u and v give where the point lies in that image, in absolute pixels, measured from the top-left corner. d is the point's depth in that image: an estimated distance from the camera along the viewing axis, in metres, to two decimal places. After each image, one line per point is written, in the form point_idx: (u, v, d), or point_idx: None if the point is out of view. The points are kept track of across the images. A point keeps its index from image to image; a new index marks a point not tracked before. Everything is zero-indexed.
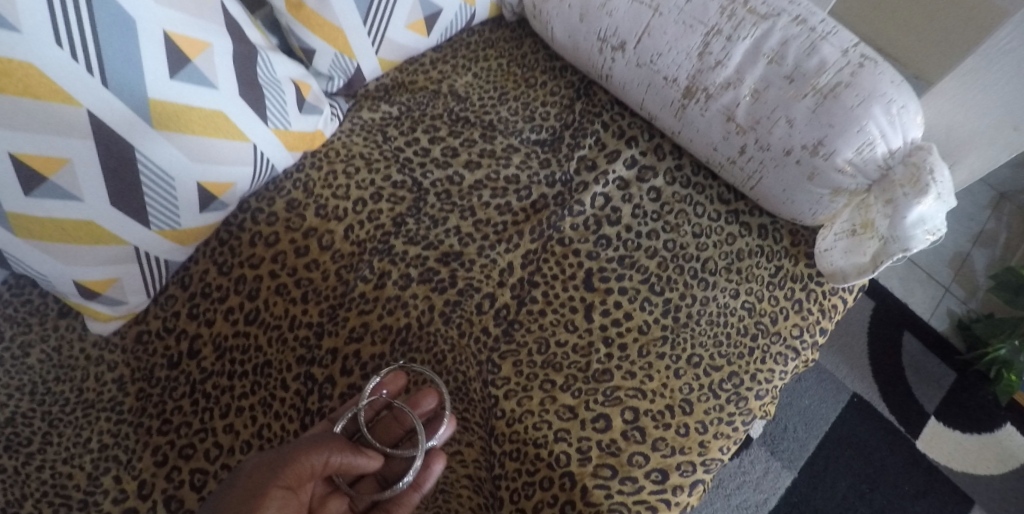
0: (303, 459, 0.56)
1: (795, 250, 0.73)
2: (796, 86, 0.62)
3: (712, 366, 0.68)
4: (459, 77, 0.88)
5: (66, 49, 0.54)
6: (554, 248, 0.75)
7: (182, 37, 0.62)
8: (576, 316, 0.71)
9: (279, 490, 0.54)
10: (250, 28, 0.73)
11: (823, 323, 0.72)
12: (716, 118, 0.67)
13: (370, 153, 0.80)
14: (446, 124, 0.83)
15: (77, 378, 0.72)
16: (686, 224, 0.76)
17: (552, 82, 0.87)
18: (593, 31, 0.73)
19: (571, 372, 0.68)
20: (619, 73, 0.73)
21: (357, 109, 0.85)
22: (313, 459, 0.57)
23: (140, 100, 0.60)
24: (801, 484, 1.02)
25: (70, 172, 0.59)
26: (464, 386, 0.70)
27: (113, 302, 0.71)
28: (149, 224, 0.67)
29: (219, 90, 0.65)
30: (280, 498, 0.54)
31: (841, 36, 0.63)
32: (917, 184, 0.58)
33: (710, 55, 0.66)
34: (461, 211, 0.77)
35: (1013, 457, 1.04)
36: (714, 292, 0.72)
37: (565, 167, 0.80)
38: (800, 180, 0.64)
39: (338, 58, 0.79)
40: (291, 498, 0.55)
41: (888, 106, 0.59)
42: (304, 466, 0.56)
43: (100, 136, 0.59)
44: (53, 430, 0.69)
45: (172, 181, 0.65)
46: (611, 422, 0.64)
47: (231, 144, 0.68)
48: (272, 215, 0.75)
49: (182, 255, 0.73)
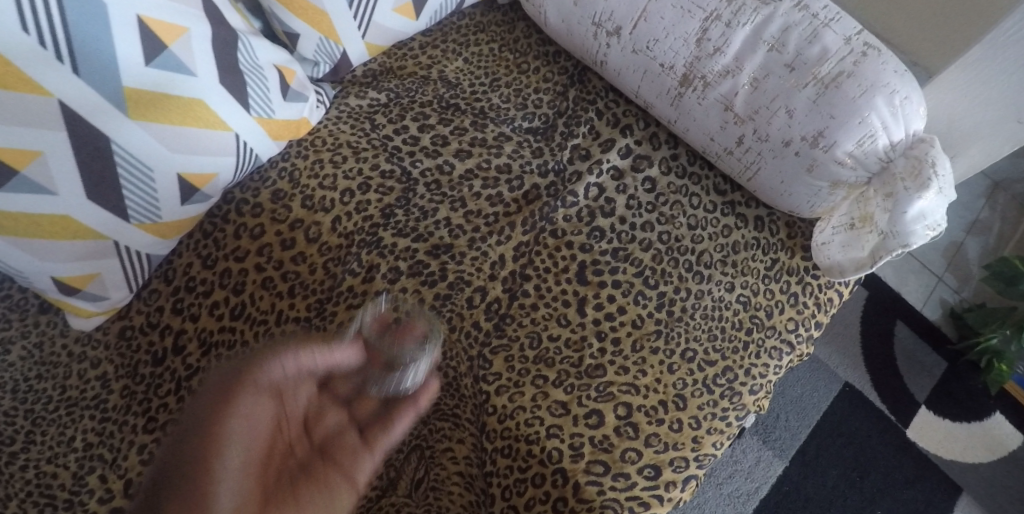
0: (278, 357, 0.52)
1: (791, 243, 0.72)
2: (797, 75, 0.60)
3: (706, 361, 0.68)
4: (450, 62, 0.85)
5: (33, 35, 0.52)
6: (547, 240, 0.73)
7: (157, 21, 0.59)
8: (569, 310, 0.70)
9: (246, 388, 0.50)
10: (230, 12, 0.70)
11: (818, 317, 0.71)
12: (714, 107, 0.65)
13: (358, 142, 0.77)
14: (436, 112, 0.81)
15: (59, 375, 0.71)
16: (681, 216, 0.74)
17: (545, 68, 0.85)
18: (588, 15, 0.71)
19: (564, 367, 0.67)
20: (615, 60, 0.71)
21: (344, 96, 0.82)
22: (279, 362, 0.52)
23: (115, 90, 0.57)
24: (792, 473, 1.02)
25: (43, 165, 0.57)
26: (455, 381, 0.69)
27: (94, 298, 0.69)
28: (129, 218, 0.64)
29: (198, 77, 0.62)
30: (250, 398, 0.50)
31: (845, 23, 0.60)
32: (918, 177, 0.56)
33: (709, 41, 0.63)
34: (451, 202, 0.75)
35: (1001, 445, 1.05)
36: (709, 286, 0.71)
37: (558, 157, 0.78)
38: (799, 173, 0.62)
39: (323, 43, 0.76)
40: (264, 400, 0.52)
41: (891, 97, 0.57)
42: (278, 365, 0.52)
43: (73, 127, 0.56)
44: (36, 429, 0.68)
45: (150, 172, 0.63)
46: (603, 418, 0.63)
47: (212, 134, 0.65)
48: (257, 206, 0.73)
49: (164, 248, 0.71)
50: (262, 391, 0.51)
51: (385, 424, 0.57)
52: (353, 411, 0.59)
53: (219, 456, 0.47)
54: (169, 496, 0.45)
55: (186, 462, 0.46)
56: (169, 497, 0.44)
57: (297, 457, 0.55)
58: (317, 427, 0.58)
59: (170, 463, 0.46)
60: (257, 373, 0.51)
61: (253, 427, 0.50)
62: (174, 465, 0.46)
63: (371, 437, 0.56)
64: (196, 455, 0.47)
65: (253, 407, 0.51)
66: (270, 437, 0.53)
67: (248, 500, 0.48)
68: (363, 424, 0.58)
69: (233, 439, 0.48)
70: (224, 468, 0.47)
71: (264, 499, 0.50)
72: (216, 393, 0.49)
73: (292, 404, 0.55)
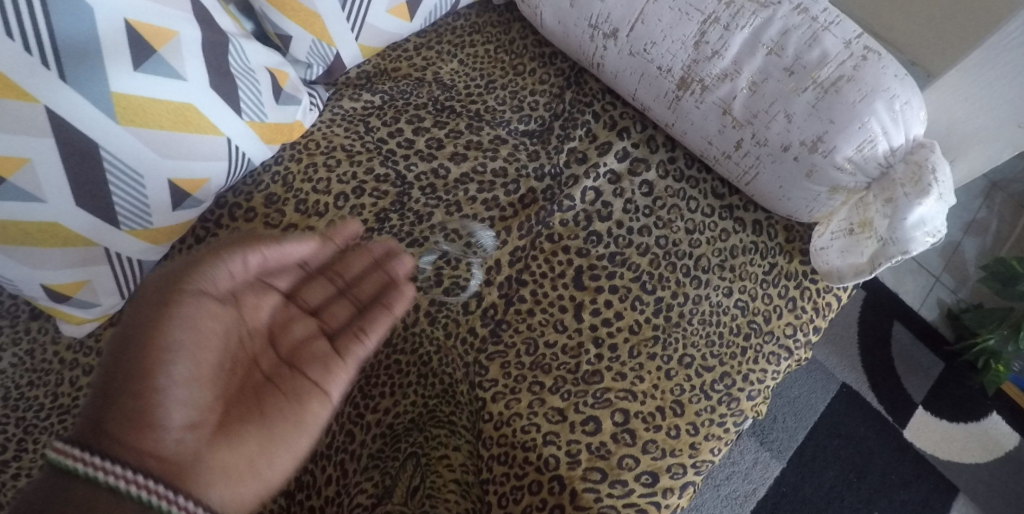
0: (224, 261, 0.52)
1: (790, 247, 0.72)
2: (796, 79, 0.59)
3: (704, 367, 0.67)
4: (445, 64, 0.84)
5: (18, 41, 0.50)
6: (543, 244, 0.72)
7: (146, 25, 0.57)
8: (566, 315, 0.69)
9: (194, 291, 0.49)
10: (220, 14, 0.68)
11: (817, 321, 0.70)
12: (712, 111, 0.64)
13: (352, 145, 0.76)
14: (431, 114, 0.80)
15: (51, 382, 0.70)
16: (678, 220, 0.73)
17: (541, 70, 0.84)
18: (585, 17, 0.70)
19: (560, 373, 0.66)
20: (611, 62, 0.70)
21: (338, 98, 0.81)
22: (227, 264, 0.52)
23: (102, 95, 0.56)
24: (789, 474, 1.02)
25: (31, 172, 0.56)
26: (451, 387, 0.69)
27: (86, 305, 0.68)
28: (119, 224, 0.63)
29: (188, 81, 0.61)
30: (198, 300, 0.49)
31: (845, 26, 0.59)
32: (918, 183, 0.56)
33: (707, 44, 0.62)
34: (446, 206, 0.74)
35: (998, 445, 1.05)
36: (706, 291, 0.70)
37: (555, 160, 0.77)
38: (798, 178, 0.62)
39: (316, 45, 0.75)
40: (216, 304, 0.50)
41: (891, 102, 0.56)
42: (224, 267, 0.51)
43: (61, 133, 0.55)
44: (29, 437, 0.67)
45: (140, 178, 0.62)
46: (600, 425, 0.63)
47: (203, 138, 0.64)
48: (251, 210, 0.72)
49: (157, 254, 0.70)
50: (208, 297, 0.50)
51: (359, 335, 0.57)
52: (321, 323, 0.58)
53: (166, 366, 0.45)
54: (116, 392, 0.44)
55: (129, 378, 0.44)
56: (112, 414, 0.43)
57: (262, 369, 0.54)
58: (284, 338, 0.56)
59: (111, 378, 0.44)
60: (200, 280, 0.50)
61: (203, 333, 0.48)
62: (117, 364, 0.45)
63: (343, 346, 0.56)
64: (138, 372, 0.44)
65: (203, 314, 0.49)
66: (228, 343, 0.51)
67: (205, 409, 0.47)
68: (333, 334, 0.57)
69: (183, 347, 0.46)
70: (170, 379, 0.45)
71: (224, 403, 0.49)
72: (159, 295, 0.47)
73: (249, 314, 0.54)
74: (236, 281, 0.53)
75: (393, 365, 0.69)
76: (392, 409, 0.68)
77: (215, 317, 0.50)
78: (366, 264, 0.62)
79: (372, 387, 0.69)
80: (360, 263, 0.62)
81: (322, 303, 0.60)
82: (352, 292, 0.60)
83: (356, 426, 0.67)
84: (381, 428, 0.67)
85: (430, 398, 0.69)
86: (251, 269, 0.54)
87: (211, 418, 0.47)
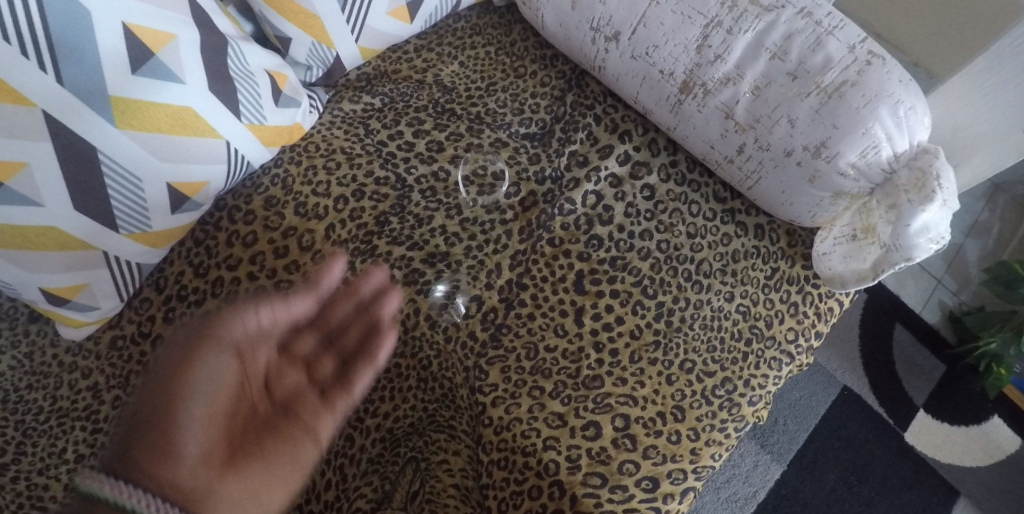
0: (235, 313, 0.53)
1: (792, 252, 0.71)
2: (800, 84, 0.58)
3: (705, 372, 0.67)
4: (445, 66, 0.84)
5: (14, 45, 0.50)
6: (544, 249, 0.72)
7: (143, 29, 0.57)
8: (567, 320, 0.69)
9: (209, 341, 0.51)
10: (219, 16, 0.68)
11: (818, 326, 0.70)
12: (715, 115, 0.64)
13: (352, 148, 0.76)
14: (431, 117, 0.79)
15: (50, 386, 0.69)
16: (680, 224, 0.73)
17: (543, 72, 0.83)
18: (587, 20, 0.69)
19: (561, 378, 0.66)
20: (613, 66, 0.70)
21: (338, 100, 0.81)
22: (241, 317, 0.53)
23: (100, 99, 0.56)
24: (790, 476, 1.02)
25: (29, 176, 0.55)
26: (450, 392, 0.69)
27: (84, 308, 0.68)
28: (118, 228, 0.63)
29: (186, 84, 0.61)
30: (213, 350, 0.50)
31: (849, 31, 0.59)
32: (922, 189, 0.55)
33: (710, 48, 0.62)
34: (447, 209, 0.74)
35: (999, 449, 1.05)
36: (708, 296, 0.70)
37: (556, 163, 0.77)
38: (801, 183, 0.61)
39: (316, 47, 0.75)
40: (229, 353, 0.52)
41: (895, 108, 0.56)
42: (235, 318, 0.53)
43: (59, 137, 0.55)
44: (27, 440, 0.67)
45: (139, 182, 0.61)
46: (601, 430, 0.62)
47: (202, 142, 0.64)
48: (250, 213, 0.72)
49: (156, 257, 0.70)
50: (225, 346, 0.51)
51: (347, 385, 0.57)
52: (312, 373, 0.58)
53: (184, 408, 0.47)
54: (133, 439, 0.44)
55: (150, 422, 0.45)
56: (141, 447, 0.44)
57: (259, 417, 0.53)
58: (277, 388, 0.56)
59: (134, 421, 0.46)
60: (221, 327, 0.52)
61: (222, 383, 0.50)
62: (138, 414, 0.46)
63: (332, 397, 0.56)
64: (162, 413, 0.46)
65: (219, 361, 0.51)
66: (235, 394, 0.52)
67: (213, 452, 0.47)
68: (323, 385, 0.57)
69: (198, 393, 0.48)
70: (190, 420, 0.47)
71: (229, 452, 0.49)
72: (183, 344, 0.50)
73: (250, 365, 0.54)
74: (249, 334, 0.54)
75: (393, 370, 0.69)
76: (392, 413, 0.68)
77: (230, 366, 0.51)
78: (355, 310, 0.60)
79: (372, 391, 0.68)
80: (347, 310, 0.60)
81: (311, 354, 0.59)
82: (340, 341, 0.59)
83: (356, 431, 0.66)
84: (381, 433, 0.67)
85: (429, 403, 0.69)
86: (263, 324, 0.55)
87: (218, 457, 0.47)
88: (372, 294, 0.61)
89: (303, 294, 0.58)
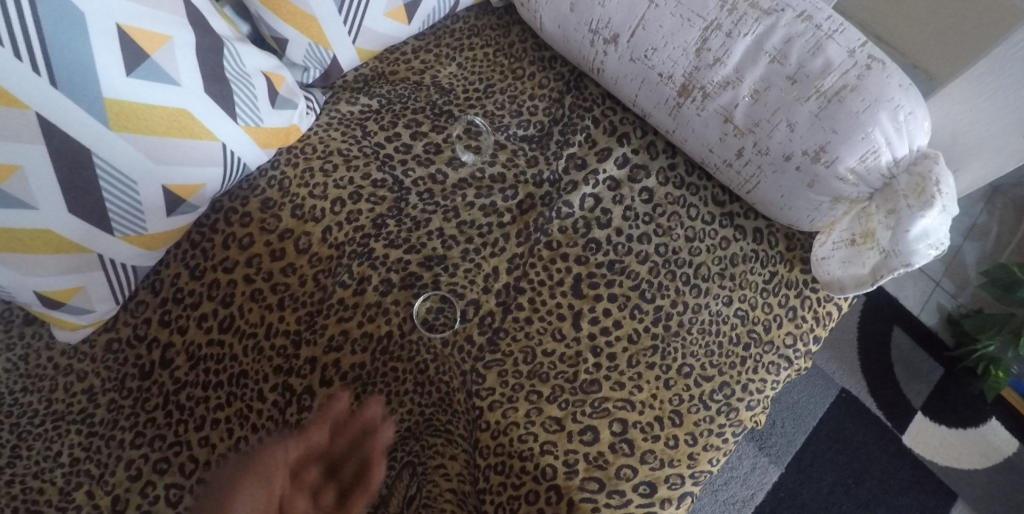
0: (262, 461, 0.64)
1: (790, 255, 0.71)
2: (799, 88, 0.58)
3: (703, 377, 0.67)
4: (443, 67, 0.84)
5: (7, 47, 0.49)
6: (542, 252, 0.72)
7: (138, 30, 0.57)
8: (564, 324, 0.69)
9: (246, 478, 0.64)
10: (215, 17, 0.68)
11: (817, 331, 0.70)
12: (713, 118, 0.63)
13: (349, 149, 0.75)
14: (428, 118, 0.79)
15: (45, 389, 0.69)
16: (678, 228, 0.73)
17: (541, 73, 0.83)
18: (585, 22, 0.69)
19: (558, 382, 0.66)
20: (612, 68, 0.69)
21: (335, 101, 0.80)
22: (272, 455, 0.64)
23: (95, 101, 0.55)
24: (788, 479, 1.02)
25: (22, 179, 0.55)
26: (447, 396, 0.68)
27: (79, 311, 0.67)
28: (113, 230, 0.63)
29: (182, 86, 0.60)
30: (247, 496, 0.63)
31: (849, 35, 0.59)
32: (922, 195, 0.55)
33: (709, 51, 0.62)
34: (444, 212, 0.74)
35: (996, 452, 1.05)
36: (706, 300, 0.70)
37: (554, 165, 0.76)
38: (800, 187, 0.61)
39: (313, 48, 0.75)
40: (257, 492, 0.63)
41: (896, 112, 0.56)
42: (262, 467, 0.64)
43: (52, 140, 0.54)
44: (22, 443, 0.66)
45: (134, 184, 0.61)
46: (598, 435, 0.62)
47: (198, 144, 0.63)
48: (246, 215, 0.71)
49: (151, 259, 0.69)
50: (255, 480, 0.63)
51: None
52: (316, 503, 0.62)
53: None
54: None
55: None
56: None
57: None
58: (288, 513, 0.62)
59: None
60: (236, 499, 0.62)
61: None
62: None
63: None
64: None
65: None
66: None
67: None
68: None
69: None
70: None
71: None
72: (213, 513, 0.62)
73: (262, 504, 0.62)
74: (266, 471, 0.64)
75: (389, 373, 0.68)
76: (389, 418, 0.68)
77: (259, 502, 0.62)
78: (355, 441, 0.66)
79: (368, 395, 0.68)
80: (348, 439, 0.66)
81: (316, 484, 0.63)
82: (339, 473, 0.64)
83: None
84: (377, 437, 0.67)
85: (427, 407, 0.69)
86: (281, 475, 0.63)
87: None
88: (371, 424, 0.67)
89: (315, 426, 0.66)
